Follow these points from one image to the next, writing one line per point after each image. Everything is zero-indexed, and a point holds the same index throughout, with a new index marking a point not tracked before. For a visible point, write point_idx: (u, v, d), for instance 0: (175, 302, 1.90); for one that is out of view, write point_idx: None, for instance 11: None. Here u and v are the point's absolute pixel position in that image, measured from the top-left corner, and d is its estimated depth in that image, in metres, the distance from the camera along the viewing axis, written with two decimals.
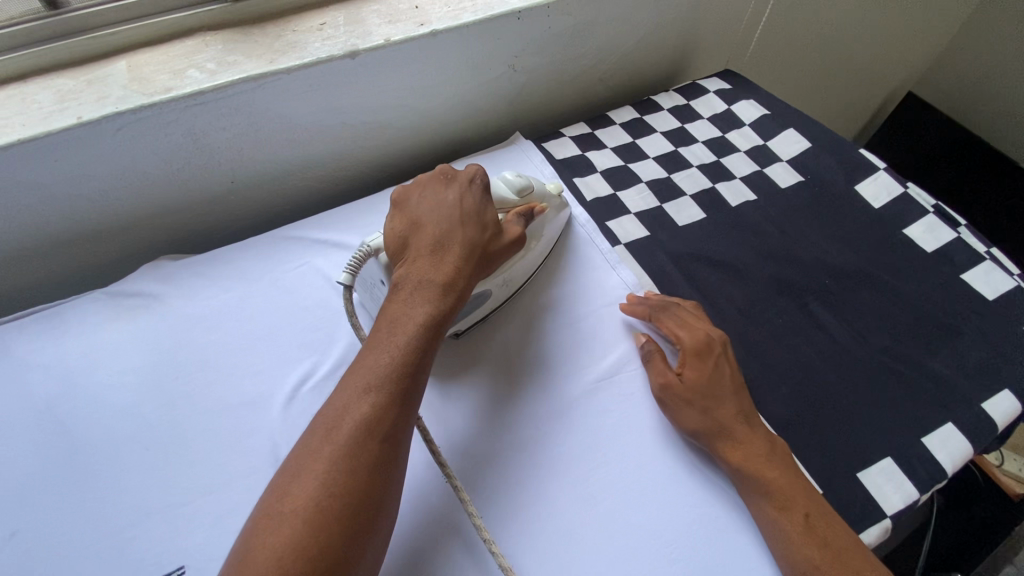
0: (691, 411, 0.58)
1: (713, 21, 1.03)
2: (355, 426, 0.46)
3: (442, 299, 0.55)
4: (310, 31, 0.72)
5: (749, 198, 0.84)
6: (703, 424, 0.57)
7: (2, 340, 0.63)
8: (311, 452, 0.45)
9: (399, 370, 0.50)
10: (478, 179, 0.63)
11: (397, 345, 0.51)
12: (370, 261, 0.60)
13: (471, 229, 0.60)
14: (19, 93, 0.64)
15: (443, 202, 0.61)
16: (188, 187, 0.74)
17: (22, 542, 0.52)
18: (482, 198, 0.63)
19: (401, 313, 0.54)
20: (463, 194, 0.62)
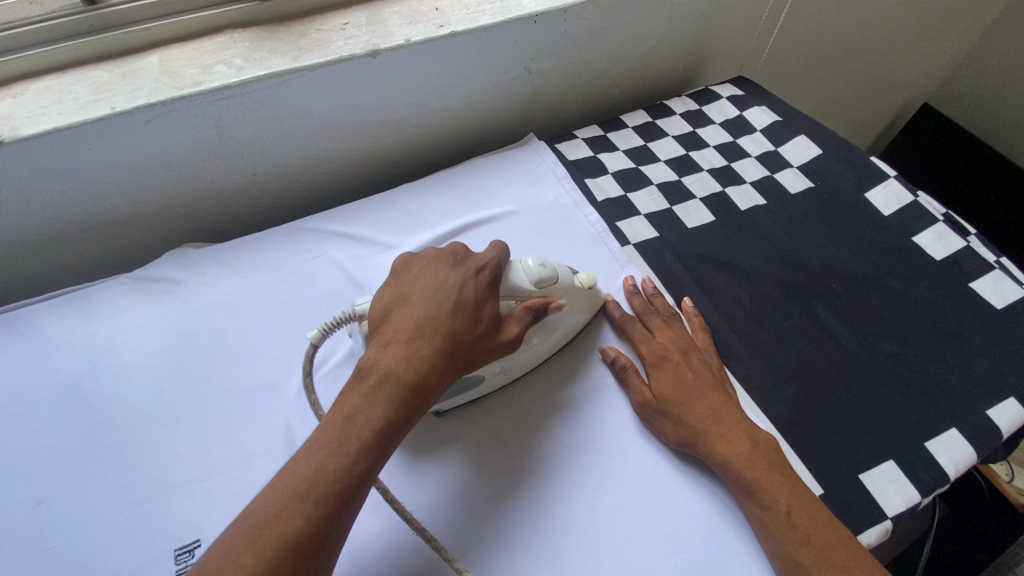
0: (669, 421, 0.59)
1: (727, 29, 1.04)
2: (275, 540, 0.42)
3: (407, 403, 0.51)
4: (334, 30, 0.75)
5: (758, 202, 0.85)
6: (682, 432, 0.58)
7: (33, 318, 0.66)
8: (227, 556, 0.42)
9: (338, 482, 0.46)
10: (487, 267, 0.60)
11: (345, 450, 0.47)
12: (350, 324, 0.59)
13: (460, 322, 0.55)
14: (56, 84, 0.67)
15: (439, 285, 0.58)
16: (212, 178, 0.76)
17: (48, 510, 0.54)
18: (484, 289, 0.59)
19: (359, 410, 0.49)
20: (464, 279, 0.58)
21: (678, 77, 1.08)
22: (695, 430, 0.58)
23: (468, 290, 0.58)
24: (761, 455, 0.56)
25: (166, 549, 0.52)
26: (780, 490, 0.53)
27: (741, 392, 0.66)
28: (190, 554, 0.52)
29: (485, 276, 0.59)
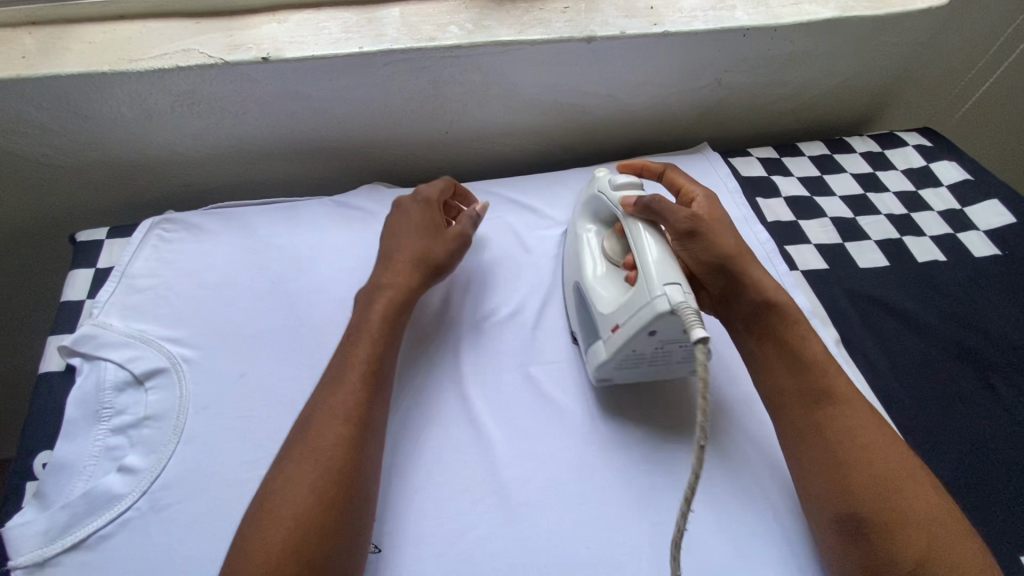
0: (705, 245, 0.60)
1: (928, 77, 0.99)
2: (337, 413, 0.52)
3: (390, 298, 0.62)
4: (555, 12, 0.79)
5: (937, 258, 0.81)
6: (711, 257, 0.60)
7: (250, 217, 0.74)
8: (310, 437, 0.51)
9: (363, 361, 0.57)
10: (426, 195, 0.70)
11: (359, 344, 0.58)
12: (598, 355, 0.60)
13: (419, 244, 0.66)
14: (313, 18, 0.74)
15: (390, 222, 0.69)
16: (413, 127, 0.82)
17: (248, 383, 0.61)
18: (426, 212, 0.69)
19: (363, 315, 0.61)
20: (409, 209, 0.69)
21: (860, 118, 1.05)
22: (729, 257, 0.60)
23: (412, 216, 0.68)
24: (787, 304, 0.59)
25: None
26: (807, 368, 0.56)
27: None
28: None
29: (427, 200, 0.69)
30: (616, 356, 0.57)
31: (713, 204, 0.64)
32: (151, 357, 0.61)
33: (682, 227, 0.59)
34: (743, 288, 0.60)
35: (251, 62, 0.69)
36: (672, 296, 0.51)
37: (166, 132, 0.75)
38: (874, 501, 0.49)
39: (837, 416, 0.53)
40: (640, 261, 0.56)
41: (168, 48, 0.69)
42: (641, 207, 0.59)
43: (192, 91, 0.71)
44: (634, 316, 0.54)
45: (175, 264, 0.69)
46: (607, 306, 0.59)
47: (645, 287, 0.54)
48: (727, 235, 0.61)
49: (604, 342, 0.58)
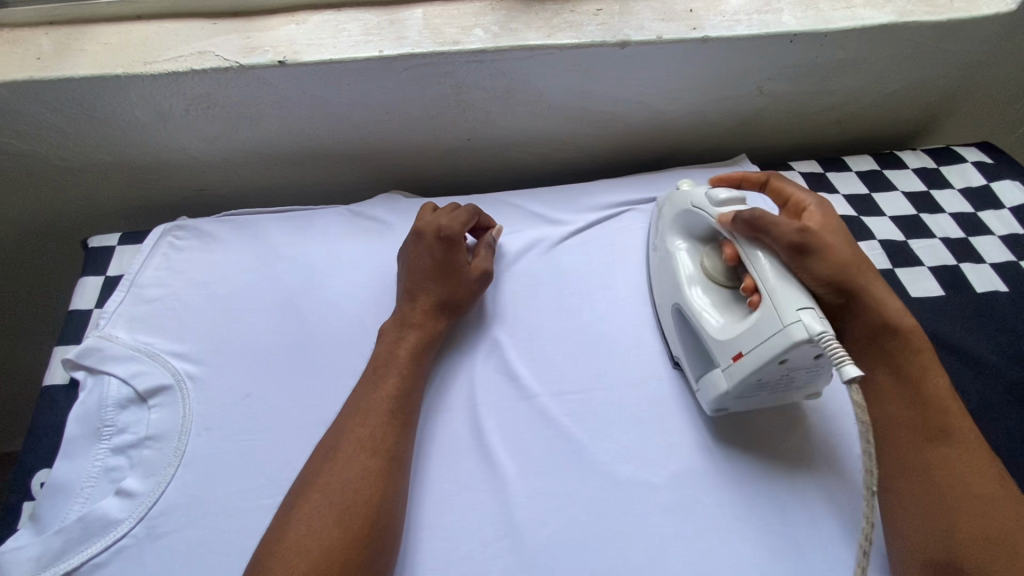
0: (827, 265, 0.53)
1: (990, 87, 0.91)
2: (355, 447, 0.50)
3: (415, 337, 0.60)
4: (587, 14, 0.74)
5: (998, 288, 0.74)
6: (832, 278, 0.53)
7: (263, 226, 0.72)
8: (327, 469, 0.49)
9: (389, 395, 0.55)
10: (443, 231, 0.65)
11: (385, 379, 0.56)
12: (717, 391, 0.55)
13: (443, 286, 0.63)
14: (333, 19, 0.71)
15: (401, 261, 0.66)
16: (434, 133, 0.79)
17: (253, 404, 0.58)
18: (443, 252, 0.64)
19: (388, 355, 0.58)
20: (424, 251, 0.65)
21: (912, 130, 0.97)
22: (848, 277, 0.54)
23: (432, 253, 0.64)
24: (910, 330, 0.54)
25: None
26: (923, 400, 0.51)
27: None
28: None
29: (444, 238, 0.65)
30: (741, 385, 0.52)
31: (829, 215, 0.59)
32: (155, 373, 0.59)
33: (792, 241, 0.53)
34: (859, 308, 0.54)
35: (267, 65, 0.66)
36: (810, 324, 0.47)
37: (180, 136, 0.73)
38: (980, 550, 0.45)
39: (950, 454, 0.49)
40: (761, 282, 0.52)
41: (184, 50, 0.67)
42: (742, 222, 0.55)
43: (207, 95, 0.68)
44: (761, 346, 0.50)
45: (184, 274, 0.67)
46: (725, 333, 0.54)
47: (775, 315, 0.50)
48: (846, 254, 0.55)
49: (724, 369, 0.54)
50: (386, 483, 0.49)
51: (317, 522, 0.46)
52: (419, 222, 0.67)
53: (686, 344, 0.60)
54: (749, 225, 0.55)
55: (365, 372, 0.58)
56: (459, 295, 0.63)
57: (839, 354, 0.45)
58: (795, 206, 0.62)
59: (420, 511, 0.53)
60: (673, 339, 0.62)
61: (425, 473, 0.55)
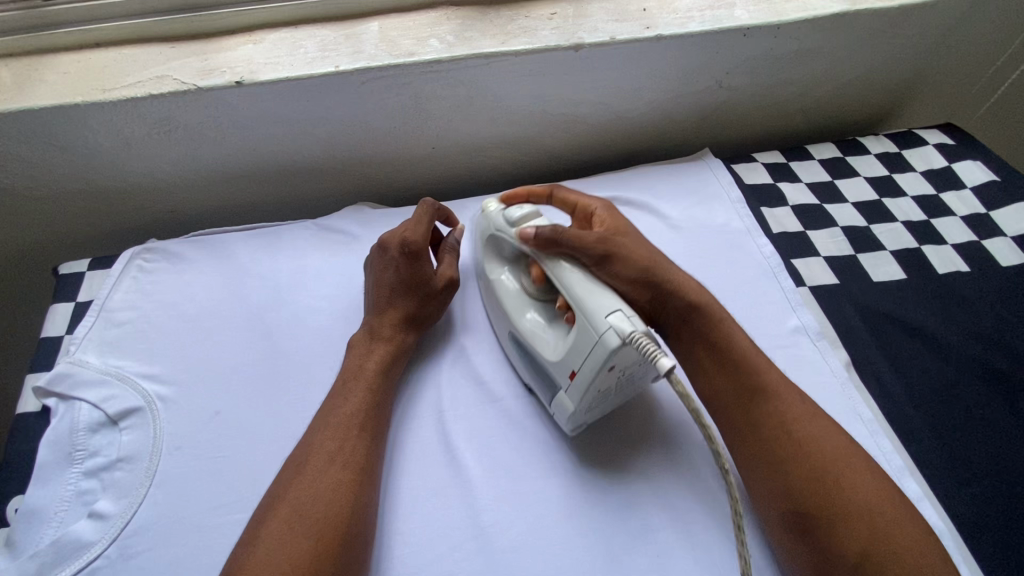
0: (621, 260, 0.57)
1: (949, 69, 0.92)
2: (324, 460, 0.51)
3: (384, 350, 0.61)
4: (541, 19, 0.75)
5: (960, 268, 0.75)
6: (635, 273, 0.58)
7: (231, 244, 0.73)
8: (296, 484, 0.49)
9: (357, 408, 0.55)
10: (408, 245, 0.64)
11: (354, 393, 0.57)
12: (563, 404, 0.55)
13: (412, 299, 0.64)
14: (289, 37, 0.72)
15: (366, 273, 0.67)
16: (397, 144, 0.80)
17: (223, 422, 0.59)
18: (409, 267, 0.64)
19: (357, 366, 0.59)
20: (391, 266, 0.64)
21: (875, 115, 0.98)
22: (646, 268, 0.58)
23: (399, 268, 0.64)
24: (710, 303, 0.58)
25: None
26: (737, 368, 0.55)
27: (915, 474, 0.59)
28: None
29: (409, 252, 0.64)
30: (583, 401, 0.52)
31: (613, 215, 0.65)
32: (126, 395, 0.60)
33: (595, 251, 0.56)
34: (664, 294, 0.58)
35: (224, 86, 0.67)
36: (620, 327, 0.48)
37: (145, 160, 0.74)
38: (816, 489, 0.48)
39: (776, 409, 0.53)
40: (574, 301, 0.53)
41: (142, 75, 0.68)
42: (543, 240, 0.56)
43: (167, 119, 0.69)
44: (588, 361, 0.50)
45: (154, 296, 0.68)
46: (558, 351, 0.55)
47: (591, 327, 0.50)
48: (637, 246, 0.59)
49: (566, 391, 0.54)
50: (355, 492, 0.50)
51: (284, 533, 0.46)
52: (384, 234, 0.67)
53: (534, 373, 0.59)
54: (548, 242, 0.56)
55: (336, 386, 0.58)
56: (425, 306, 0.64)
57: (653, 350, 0.46)
58: (585, 211, 0.66)
59: (388, 519, 0.54)
60: (515, 359, 0.63)
61: (394, 481, 0.56)
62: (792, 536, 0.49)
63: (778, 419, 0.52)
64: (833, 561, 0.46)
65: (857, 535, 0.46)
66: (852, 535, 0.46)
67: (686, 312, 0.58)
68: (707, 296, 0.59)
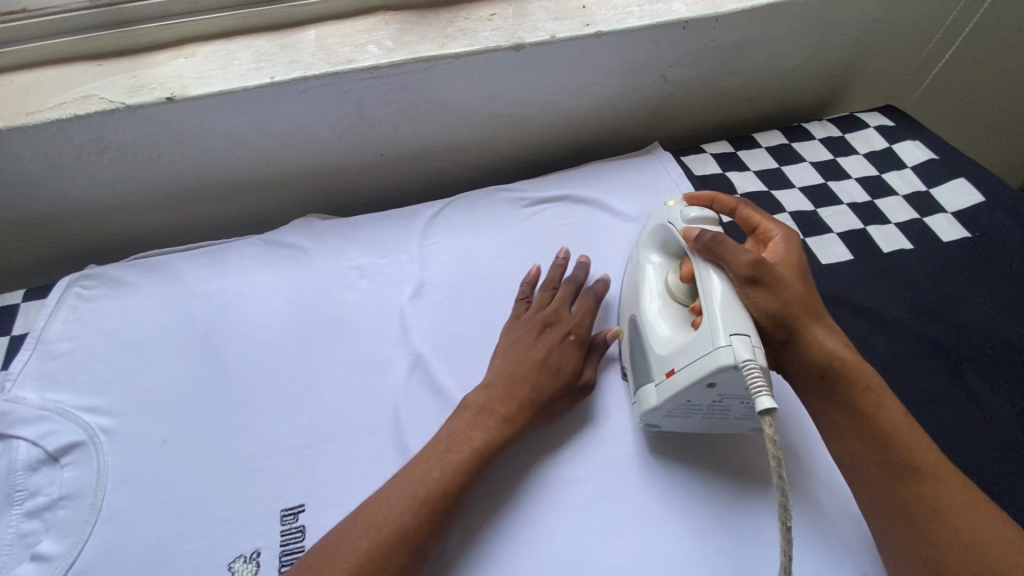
0: (767, 292, 0.53)
1: (886, 53, 0.95)
2: (396, 521, 0.48)
3: (498, 430, 0.55)
4: (480, 20, 0.74)
5: (903, 246, 0.77)
6: (773, 307, 0.53)
7: (175, 266, 0.71)
8: (351, 538, 0.47)
9: (449, 483, 0.51)
10: (574, 333, 0.62)
11: (451, 463, 0.52)
12: (648, 399, 0.55)
13: (556, 384, 0.58)
14: (222, 49, 0.70)
15: (510, 340, 0.62)
16: (344, 153, 0.78)
17: (170, 450, 0.57)
18: (575, 354, 0.61)
19: (462, 435, 0.54)
20: (551, 349, 0.60)
21: (819, 101, 1.00)
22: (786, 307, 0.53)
23: (555, 352, 0.60)
24: (881, 388, 0.52)
25: (273, 508, 0.53)
26: (882, 434, 0.49)
27: None
28: (294, 518, 0.53)
29: (575, 339, 0.62)
30: (669, 402, 0.53)
31: (790, 249, 0.59)
32: (66, 430, 0.57)
33: (742, 272, 0.53)
34: (801, 341, 0.53)
35: (155, 103, 0.65)
36: (739, 351, 0.47)
37: (79, 183, 0.71)
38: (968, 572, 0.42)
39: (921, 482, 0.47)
40: (707, 307, 0.51)
41: (67, 96, 0.65)
42: (704, 243, 0.55)
43: (98, 140, 0.67)
44: (692, 368, 0.50)
45: (94, 324, 0.65)
46: (667, 348, 0.54)
47: (709, 337, 0.49)
48: (796, 285, 0.55)
49: (658, 386, 0.54)
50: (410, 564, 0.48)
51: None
52: (549, 310, 0.64)
53: (632, 355, 0.61)
54: (707, 247, 0.55)
55: (431, 449, 0.53)
56: (558, 398, 0.59)
57: (758, 386, 0.45)
58: (763, 235, 0.62)
59: None
60: (627, 349, 0.63)
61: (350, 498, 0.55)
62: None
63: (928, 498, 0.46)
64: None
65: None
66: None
67: (826, 369, 0.52)
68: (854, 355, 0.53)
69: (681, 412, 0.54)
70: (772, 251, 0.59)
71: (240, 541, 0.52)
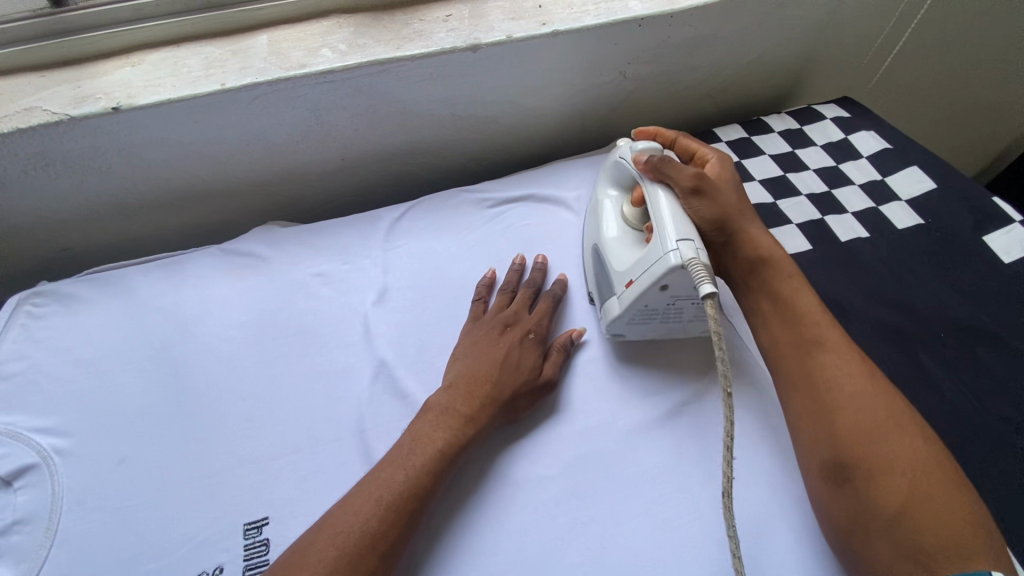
0: (706, 202, 0.62)
1: (841, 46, 0.96)
2: (395, 489, 0.50)
3: (461, 429, 0.55)
4: (436, 22, 0.73)
5: (860, 235, 0.79)
6: (711, 216, 0.62)
7: (131, 280, 0.69)
8: (353, 508, 0.49)
9: (422, 476, 0.51)
10: (532, 332, 0.63)
11: (420, 462, 0.52)
12: (611, 311, 0.62)
13: (516, 384, 0.58)
14: (172, 57, 0.69)
15: (470, 344, 0.62)
16: (304, 159, 0.77)
17: (129, 468, 0.56)
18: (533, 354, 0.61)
19: (426, 434, 0.54)
20: (507, 347, 0.61)
21: (778, 94, 1.02)
22: (725, 213, 0.62)
23: (512, 351, 0.60)
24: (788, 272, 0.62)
25: (237, 523, 0.53)
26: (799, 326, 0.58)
27: None
28: (258, 532, 0.52)
29: (534, 338, 0.63)
30: (630, 309, 0.59)
31: (725, 168, 0.67)
32: (18, 453, 0.56)
33: (687, 184, 0.61)
34: (736, 238, 0.62)
35: (101, 113, 0.63)
36: (683, 253, 0.53)
37: (26, 198, 0.69)
38: (857, 441, 0.50)
39: (825, 364, 0.55)
40: (656, 222, 0.58)
41: (8, 109, 0.63)
42: (652, 164, 0.62)
43: (43, 153, 0.65)
44: (646, 273, 0.56)
45: (47, 342, 0.64)
46: (624, 264, 0.61)
47: (658, 246, 0.56)
48: (729, 194, 0.64)
49: (619, 296, 0.60)
50: (382, 565, 0.47)
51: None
52: (509, 314, 0.65)
53: (597, 277, 0.67)
54: (656, 170, 0.62)
55: (396, 452, 0.53)
56: (520, 398, 0.59)
57: (700, 275, 0.52)
58: (700, 160, 0.69)
59: None
60: (590, 272, 0.70)
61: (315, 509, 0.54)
62: (828, 487, 0.51)
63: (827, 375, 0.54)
64: (869, 511, 0.48)
65: (893, 488, 0.48)
66: (889, 488, 0.48)
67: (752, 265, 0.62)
68: (779, 251, 0.63)
69: (636, 321, 0.61)
70: (708, 169, 0.67)
71: (202, 559, 0.51)
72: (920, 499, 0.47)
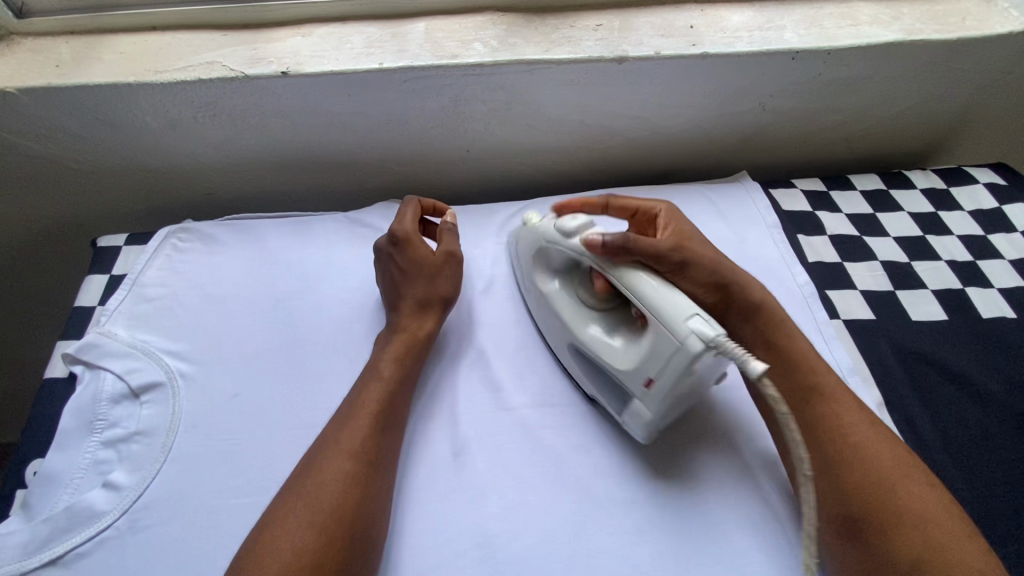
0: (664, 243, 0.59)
1: (1005, 109, 0.89)
2: (364, 422, 0.53)
3: (402, 352, 0.59)
4: (586, 29, 0.74)
5: (1005, 313, 0.71)
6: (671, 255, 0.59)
7: (266, 231, 0.74)
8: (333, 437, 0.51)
9: (381, 401, 0.55)
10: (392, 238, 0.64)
11: (374, 396, 0.55)
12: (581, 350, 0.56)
13: (421, 280, 0.63)
14: (336, 32, 0.73)
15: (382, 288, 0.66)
16: (433, 144, 0.80)
17: (241, 403, 0.59)
18: (407, 255, 0.63)
19: (372, 366, 0.58)
20: (393, 264, 0.64)
21: (923, 150, 0.95)
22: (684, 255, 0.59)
23: (397, 263, 0.64)
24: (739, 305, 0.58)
25: None
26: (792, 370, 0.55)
27: None
28: None
29: (394, 241, 0.64)
30: (670, 406, 0.50)
31: (679, 206, 0.64)
32: (149, 369, 0.61)
33: None
34: (691, 282, 0.58)
35: (271, 76, 0.68)
36: (702, 333, 0.45)
37: (189, 142, 0.76)
38: (870, 494, 0.47)
39: (826, 414, 0.52)
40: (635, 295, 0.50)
41: (192, 60, 0.70)
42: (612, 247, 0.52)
43: (214, 104, 0.71)
44: (667, 368, 0.48)
45: (186, 275, 0.69)
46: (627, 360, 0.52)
47: (665, 330, 0.48)
48: (684, 236, 0.61)
49: (641, 398, 0.52)
50: (366, 475, 0.49)
51: (297, 536, 0.44)
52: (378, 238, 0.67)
53: (596, 380, 0.57)
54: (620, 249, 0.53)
55: (356, 385, 0.57)
56: (434, 289, 0.63)
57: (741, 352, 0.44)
58: (645, 212, 0.65)
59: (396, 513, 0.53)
60: (579, 376, 0.60)
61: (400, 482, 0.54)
62: (841, 542, 0.48)
63: (832, 425, 0.51)
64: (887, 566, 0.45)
65: (909, 538, 0.44)
66: (906, 540, 0.44)
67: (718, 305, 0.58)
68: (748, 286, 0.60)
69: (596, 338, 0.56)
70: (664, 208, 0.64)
71: None
72: (934, 546, 0.43)
